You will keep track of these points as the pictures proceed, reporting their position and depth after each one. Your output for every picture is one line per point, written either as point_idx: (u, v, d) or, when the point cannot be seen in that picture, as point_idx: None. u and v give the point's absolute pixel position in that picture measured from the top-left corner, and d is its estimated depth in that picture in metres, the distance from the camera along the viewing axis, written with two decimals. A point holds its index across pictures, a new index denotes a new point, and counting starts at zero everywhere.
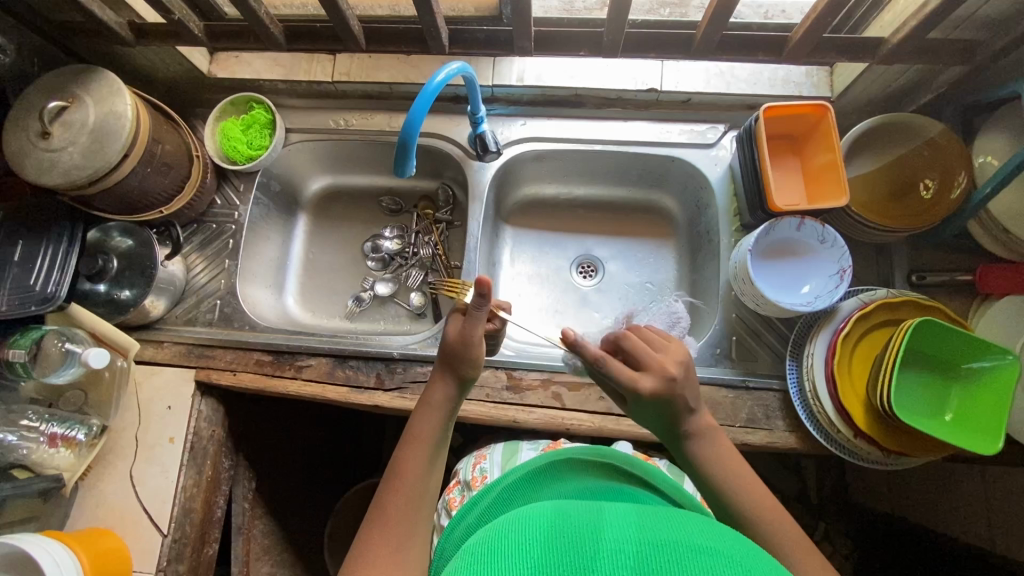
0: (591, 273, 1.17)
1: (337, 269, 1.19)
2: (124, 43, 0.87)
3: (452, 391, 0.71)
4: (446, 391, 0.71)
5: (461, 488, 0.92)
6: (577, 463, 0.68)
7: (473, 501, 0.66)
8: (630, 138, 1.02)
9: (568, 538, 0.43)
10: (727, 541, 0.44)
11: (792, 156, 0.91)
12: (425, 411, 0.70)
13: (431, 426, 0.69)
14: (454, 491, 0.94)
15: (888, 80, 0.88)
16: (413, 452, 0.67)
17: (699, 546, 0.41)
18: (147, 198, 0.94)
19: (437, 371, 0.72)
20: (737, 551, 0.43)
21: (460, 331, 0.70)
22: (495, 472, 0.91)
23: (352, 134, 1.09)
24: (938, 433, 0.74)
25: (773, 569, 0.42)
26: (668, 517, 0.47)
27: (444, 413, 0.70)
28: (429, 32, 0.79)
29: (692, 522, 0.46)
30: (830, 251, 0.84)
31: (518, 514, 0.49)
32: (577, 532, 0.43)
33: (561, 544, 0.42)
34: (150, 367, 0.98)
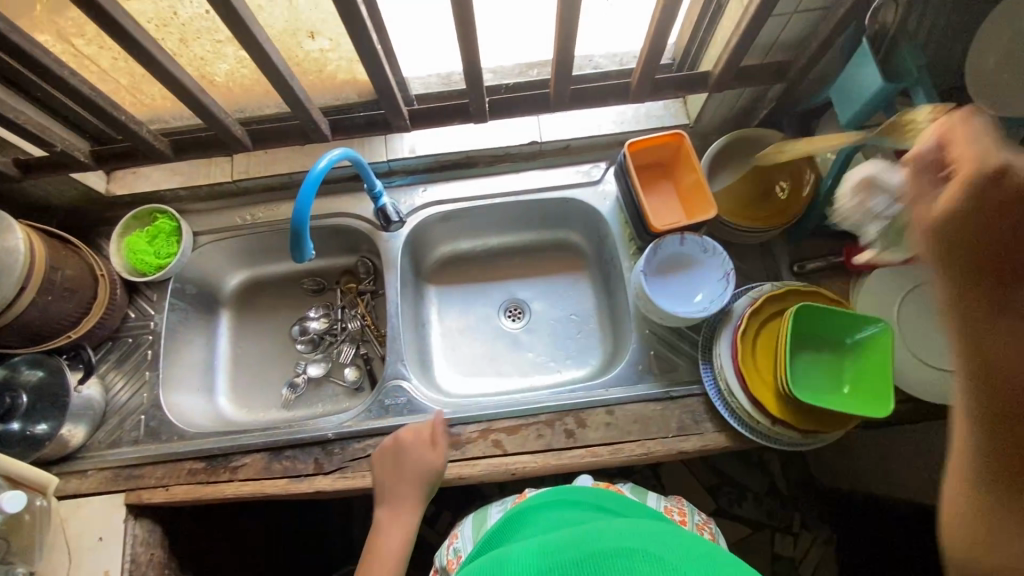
0: (518, 315, 1.21)
1: (268, 360, 1.19)
2: (10, 179, 0.88)
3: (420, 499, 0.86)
4: (414, 505, 0.84)
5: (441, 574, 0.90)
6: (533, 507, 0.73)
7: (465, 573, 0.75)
8: (525, 187, 1.10)
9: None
10: (676, 550, 0.50)
11: (666, 180, 1.00)
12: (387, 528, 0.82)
13: (394, 545, 0.81)
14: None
15: (731, 103, 1.00)
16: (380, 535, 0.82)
17: (636, 552, 0.49)
18: (52, 325, 0.92)
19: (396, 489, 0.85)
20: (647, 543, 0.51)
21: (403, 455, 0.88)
22: (469, 548, 0.88)
23: (260, 227, 1.11)
24: (838, 407, 0.80)
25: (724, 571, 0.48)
26: (637, 528, 0.54)
27: (405, 530, 0.82)
28: (308, 124, 0.85)
29: (658, 534, 0.53)
30: (713, 259, 0.92)
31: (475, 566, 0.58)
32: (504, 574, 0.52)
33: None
34: (75, 501, 0.94)
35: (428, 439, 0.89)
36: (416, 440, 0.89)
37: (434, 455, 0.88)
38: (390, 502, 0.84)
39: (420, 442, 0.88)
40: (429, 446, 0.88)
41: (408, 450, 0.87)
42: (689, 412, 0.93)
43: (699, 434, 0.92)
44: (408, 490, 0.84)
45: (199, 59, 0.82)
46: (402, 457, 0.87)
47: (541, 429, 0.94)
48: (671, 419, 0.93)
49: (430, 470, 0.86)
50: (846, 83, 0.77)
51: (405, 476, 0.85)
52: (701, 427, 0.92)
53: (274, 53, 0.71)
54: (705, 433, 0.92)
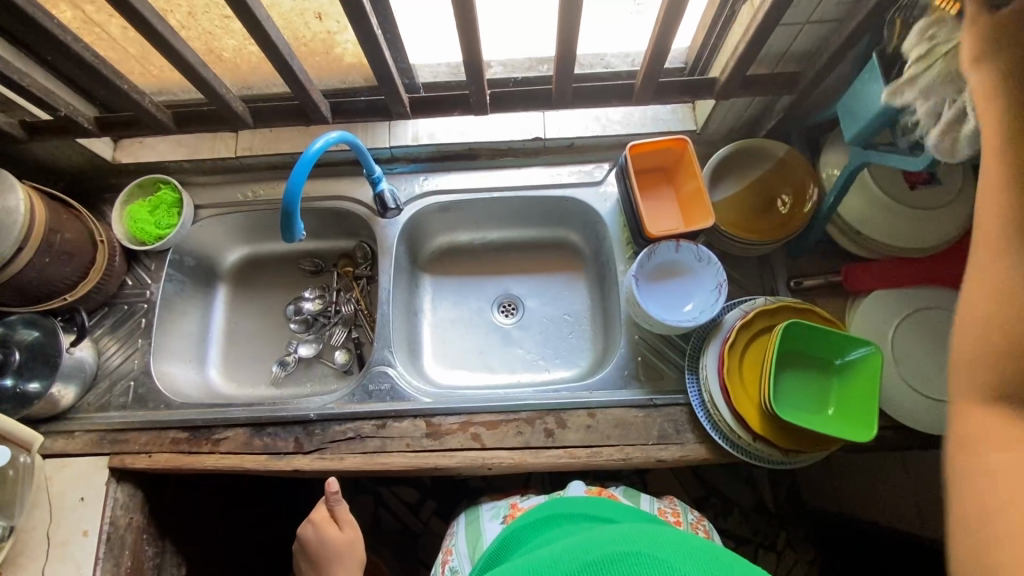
0: (511, 311, 1.21)
1: (261, 336, 1.21)
2: (16, 141, 0.90)
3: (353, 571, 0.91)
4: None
5: None
6: (524, 523, 0.74)
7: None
8: (526, 183, 1.10)
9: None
10: (665, 544, 0.50)
11: (667, 185, 0.99)
12: None
13: None
14: None
15: (740, 111, 0.98)
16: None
17: (626, 553, 0.49)
18: (48, 287, 0.94)
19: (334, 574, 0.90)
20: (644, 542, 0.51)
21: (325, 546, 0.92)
22: (465, 565, 0.90)
23: (261, 205, 1.12)
24: (820, 428, 0.79)
25: (718, 563, 0.48)
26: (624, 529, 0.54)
27: None
28: (309, 106, 0.85)
29: (643, 530, 0.53)
30: (707, 269, 0.91)
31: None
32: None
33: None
34: (60, 459, 0.96)
35: (328, 527, 0.94)
36: (314, 527, 0.94)
37: (345, 531, 0.93)
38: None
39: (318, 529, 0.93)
40: (330, 526, 0.93)
41: (313, 540, 0.93)
42: (671, 421, 0.93)
43: (679, 444, 0.91)
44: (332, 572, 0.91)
45: (207, 33, 0.82)
46: (321, 538, 0.92)
47: (521, 426, 0.93)
48: (653, 426, 0.92)
49: (343, 546, 0.92)
50: (854, 101, 0.76)
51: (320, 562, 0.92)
52: (682, 437, 0.91)
53: (274, 31, 0.71)
54: (685, 443, 0.91)
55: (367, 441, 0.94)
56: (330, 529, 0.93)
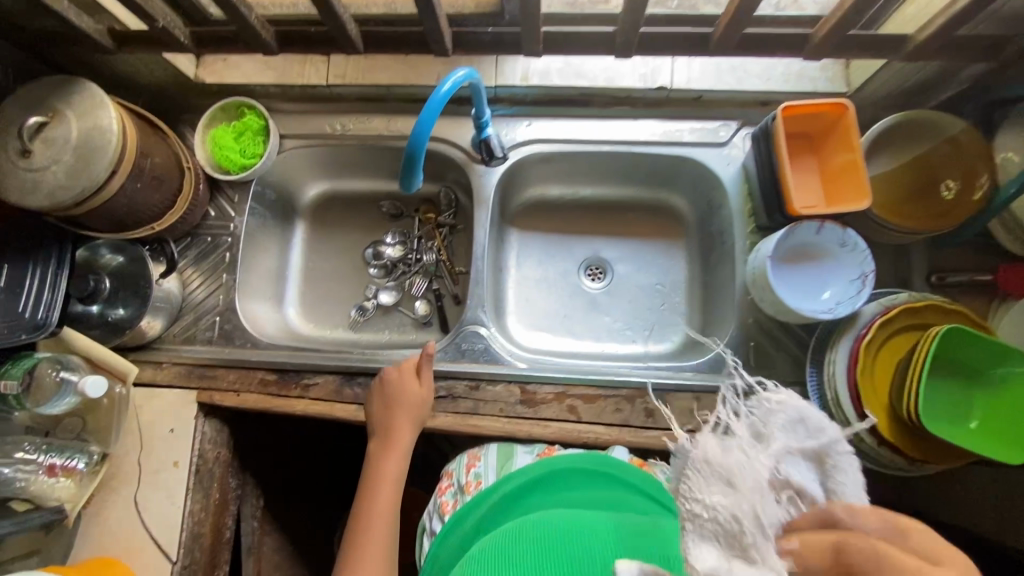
0: (599, 275, 1.14)
1: (339, 279, 1.16)
2: (105, 50, 0.82)
3: (410, 428, 0.86)
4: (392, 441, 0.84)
5: (455, 492, 0.81)
6: (570, 472, 0.71)
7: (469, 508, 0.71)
8: (640, 138, 0.99)
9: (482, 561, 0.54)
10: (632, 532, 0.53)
11: (809, 156, 0.89)
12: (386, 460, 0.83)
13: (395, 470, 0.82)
14: (445, 494, 0.83)
15: (908, 75, 0.85)
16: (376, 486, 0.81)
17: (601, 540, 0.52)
18: (138, 214, 0.89)
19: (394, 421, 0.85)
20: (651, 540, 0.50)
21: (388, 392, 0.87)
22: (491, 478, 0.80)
23: (349, 139, 1.04)
24: (968, 444, 0.73)
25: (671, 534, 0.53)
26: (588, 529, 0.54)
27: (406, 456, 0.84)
28: (432, 36, 0.74)
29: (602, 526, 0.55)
30: (850, 256, 0.82)
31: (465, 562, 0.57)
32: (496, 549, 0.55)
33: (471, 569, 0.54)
34: (149, 390, 0.95)
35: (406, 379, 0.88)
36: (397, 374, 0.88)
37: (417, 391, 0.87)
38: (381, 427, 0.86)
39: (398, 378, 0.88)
40: (409, 377, 0.88)
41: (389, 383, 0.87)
42: None
43: None
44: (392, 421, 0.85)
45: None
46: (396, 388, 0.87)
47: (620, 403, 0.89)
48: None
49: (415, 401, 0.86)
50: None
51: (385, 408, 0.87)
52: None
53: None
54: None
55: (460, 402, 0.90)
56: (405, 377, 0.88)
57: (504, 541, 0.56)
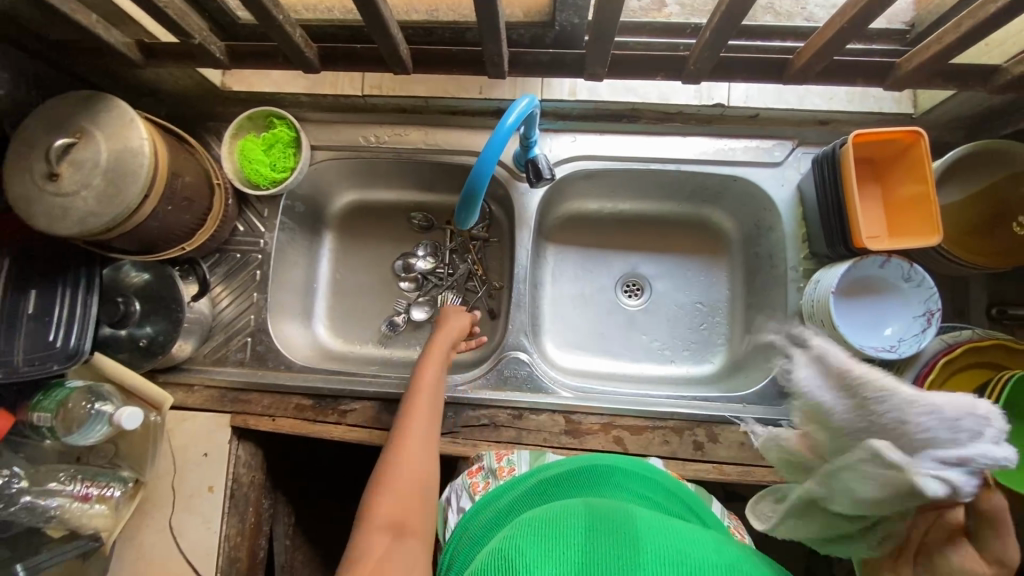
0: (637, 292, 1.11)
1: (369, 292, 1.13)
2: (133, 64, 0.76)
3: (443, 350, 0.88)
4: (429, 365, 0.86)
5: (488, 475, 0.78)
6: (607, 469, 0.70)
7: (502, 491, 0.72)
8: (690, 156, 0.95)
9: (557, 540, 0.51)
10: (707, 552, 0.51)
11: (872, 182, 0.85)
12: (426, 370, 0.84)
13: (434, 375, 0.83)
14: (476, 475, 0.81)
15: (985, 100, 0.80)
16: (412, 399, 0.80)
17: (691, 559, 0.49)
18: (168, 236, 0.85)
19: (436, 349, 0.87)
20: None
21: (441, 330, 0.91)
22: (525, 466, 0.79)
23: (384, 152, 0.99)
24: None
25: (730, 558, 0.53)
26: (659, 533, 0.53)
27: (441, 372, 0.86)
28: (490, 58, 0.69)
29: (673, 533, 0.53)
30: (915, 292, 0.79)
31: (510, 529, 0.57)
32: (583, 535, 0.51)
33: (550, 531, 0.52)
34: (181, 413, 0.92)
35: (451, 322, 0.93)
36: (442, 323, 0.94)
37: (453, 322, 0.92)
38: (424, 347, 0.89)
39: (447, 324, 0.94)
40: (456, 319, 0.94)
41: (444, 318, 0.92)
42: None
43: None
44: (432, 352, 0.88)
45: None
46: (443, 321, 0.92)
47: (668, 435, 0.87)
48: None
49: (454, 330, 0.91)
50: None
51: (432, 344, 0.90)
52: None
53: None
54: None
55: (502, 431, 0.88)
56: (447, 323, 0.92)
57: (554, 514, 0.55)
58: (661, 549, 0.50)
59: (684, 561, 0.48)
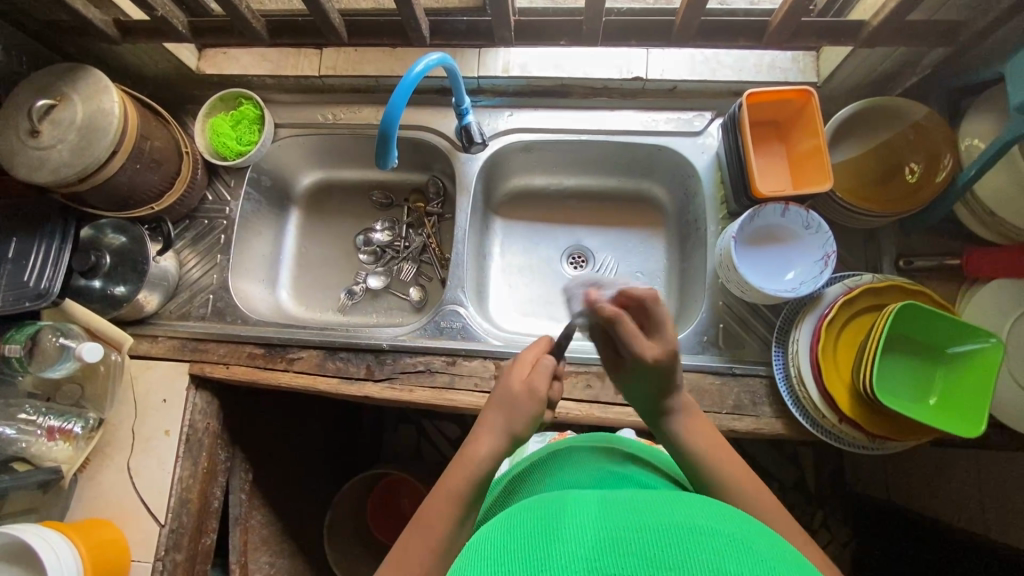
0: (581, 263, 1.16)
1: (331, 263, 1.21)
2: (110, 40, 0.88)
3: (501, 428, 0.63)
4: (492, 439, 0.63)
5: None
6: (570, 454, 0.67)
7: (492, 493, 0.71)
8: (616, 127, 1.03)
9: (494, 559, 0.40)
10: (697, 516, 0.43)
11: (778, 142, 0.92)
12: (459, 461, 0.63)
13: (484, 455, 0.62)
14: None
15: (874, 64, 0.88)
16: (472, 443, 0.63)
17: (681, 529, 0.40)
18: (137, 194, 0.95)
19: (492, 421, 0.64)
20: (728, 524, 0.42)
21: (525, 386, 0.65)
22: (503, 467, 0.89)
23: (340, 128, 1.09)
24: (921, 417, 0.74)
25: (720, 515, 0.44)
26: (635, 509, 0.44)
27: (484, 467, 0.62)
28: (409, 24, 0.79)
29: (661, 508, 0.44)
30: (814, 237, 0.85)
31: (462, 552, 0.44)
32: (511, 540, 0.42)
33: (490, 540, 0.43)
34: (145, 361, 1.00)
35: (537, 377, 0.66)
36: (518, 362, 0.69)
37: (540, 382, 0.65)
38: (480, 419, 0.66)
39: (522, 372, 0.67)
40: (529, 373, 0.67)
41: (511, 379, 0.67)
42: (749, 392, 0.89)
43: (755, 416, 0.88)
44: (500, 419, 0.64)
45: None
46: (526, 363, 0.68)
47: (590, 380, 0.92)
48: (729, 395, 0.89)
49: (520, 402, 0.64)
50: None
51: (501, 409, 0.65)
52: (758, 409, 0.88)
53: None
54: (761, 416, 0.87)
55: (437, 376, 0.94)
56: (541, 375, 0.66)
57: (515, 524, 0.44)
58: (599, 531, 0.41)
59: (635, 540, 0.39)
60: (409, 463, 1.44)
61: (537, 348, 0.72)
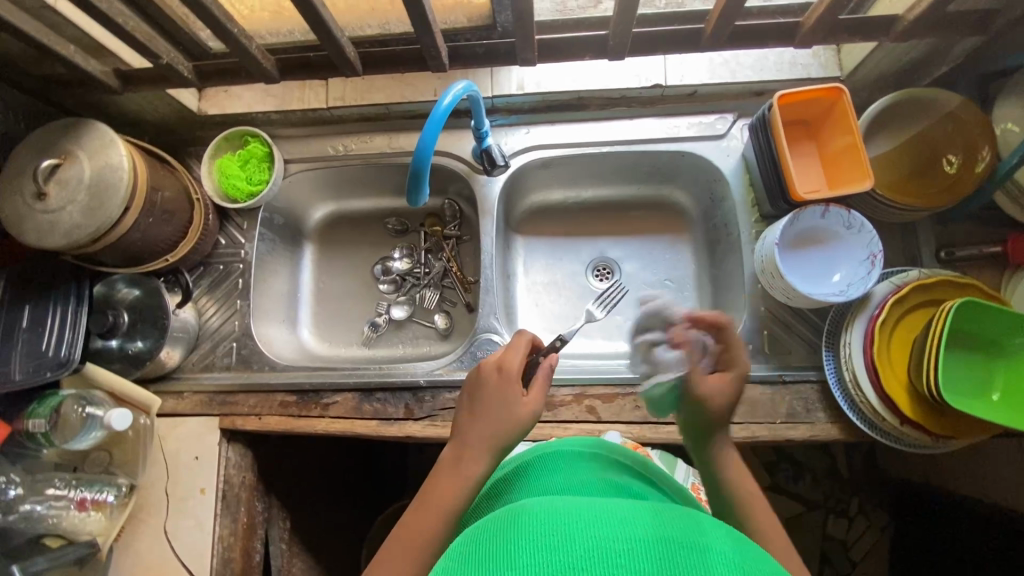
0: (607, 275, 1.14)
1: (351, 296, 1.17)
2: (111, 91, 0.84)
3: (487, 446, 0.62)
4: (481, 459, 0.61)
5: None
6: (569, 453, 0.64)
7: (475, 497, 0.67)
8: (637, 136, 1.00)
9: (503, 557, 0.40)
10: (712, 535, 0.43)
11: (807, 141, 0.90)
12: (446, 471, 0.61)
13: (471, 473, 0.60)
14: None
15: (901, 54, 0.86)
16: (460, 461, 0.61)
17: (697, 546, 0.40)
18: (151, 247, 0.91)
19: (478, 439, 0.62)
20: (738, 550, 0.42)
21: (511, 401, 0.64)
22: None
23: (352, 159, 1.06)
24: (991, 416, 0.72)
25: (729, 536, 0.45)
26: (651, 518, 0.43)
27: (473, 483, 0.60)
28: (428, 52, 0.76)
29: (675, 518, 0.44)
30: (857, 237, 0.83)
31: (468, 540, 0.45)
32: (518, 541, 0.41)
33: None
34: (172, 419, 0.96)
35: (533, 396, 0.66)
36: (499, 379, 0.66)
37: (529, 400, 0.66)
38: (460, 431, 0.64)
39: (509, 383, 0.66)
40: (515, 387, 0.66)
41: (495, 390, 0.65)
42: (801, 399, 0.87)
43: (810, 423, 0.86)
44: (488, 438, 0.62)
45: None
46: (508, 369, 0.67)
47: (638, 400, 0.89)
48: (782, 404, 0.87)
49: (511, 420, 0.63)
50: None
51: (486, 427, 0.63)
52: (813, 416, 0.86)
53: None
54: (816, 423, 0.86)
55: None
56: (531, 394, 0.66)
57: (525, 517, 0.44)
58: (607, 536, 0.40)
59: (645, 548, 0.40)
60: None
61: (521, 351, 0.69)
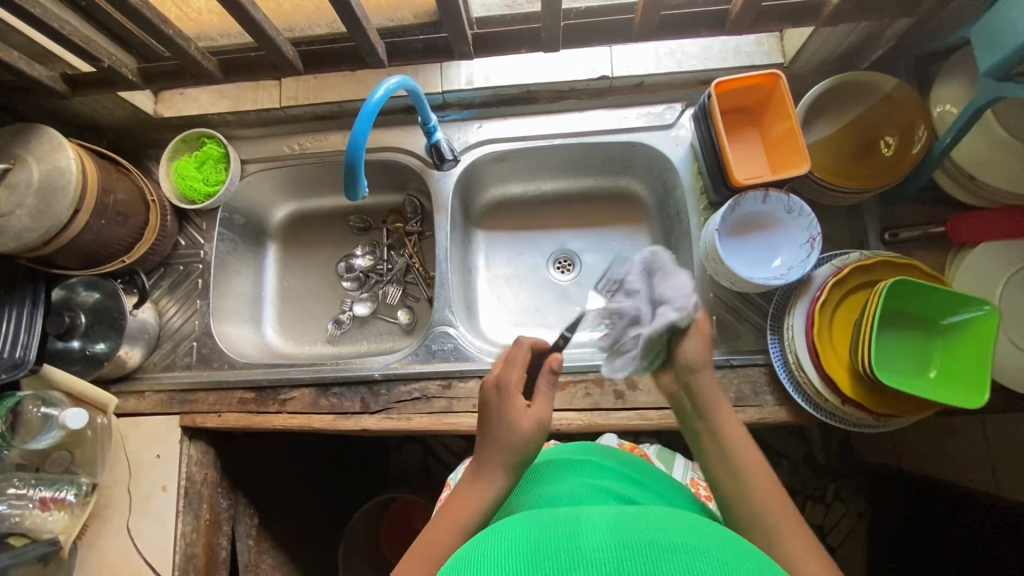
0: (568, 267, 1.14)
1: (314, 295, 1.18)
2: (61, 96, 0.85)
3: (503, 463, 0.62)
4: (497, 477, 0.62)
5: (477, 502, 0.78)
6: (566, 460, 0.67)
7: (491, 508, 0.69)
8: (588, 128, 1.02)
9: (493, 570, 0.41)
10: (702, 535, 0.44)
11: (750, 128, 0.91)
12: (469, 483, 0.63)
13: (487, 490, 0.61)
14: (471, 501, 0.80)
15: (839, 40, 0.87)
16: (480, 477, 0.62)
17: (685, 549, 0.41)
18: (107, 248, 0.93)
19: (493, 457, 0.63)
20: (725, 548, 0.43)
21: (514, 413, 0.65)
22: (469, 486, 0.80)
23: (309, 158, 1.07)
24: (924, 393, 0.73)
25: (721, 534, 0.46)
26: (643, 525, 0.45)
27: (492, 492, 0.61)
28: (364, 49, 0.77)
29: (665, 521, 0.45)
30: (797, 221, 0.84)
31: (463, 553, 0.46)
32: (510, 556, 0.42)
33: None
34: (133, 419, 0.97)
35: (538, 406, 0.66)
36: (498, 396, 0.67)
37: (538, 410, 0.66)
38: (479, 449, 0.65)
39: (511, 396, 0.66)
40: (516, 397, 0.66)
41: (496, 406, 0.66)
42: (749, 382, 0.88)
43: (758, 406, 0.87)
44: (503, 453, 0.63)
45: None
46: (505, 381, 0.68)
47: (589, 387, 0.90)
48: (730, 388, 0.88)
49: (519, 433, 0.63)
50: (998, 25, 0.65)
51: (504, 444, 0.63)
52: (760, 399, 0.87)
53: None
54: (764, 405, 0.86)
55: (434, 401, 0.92)
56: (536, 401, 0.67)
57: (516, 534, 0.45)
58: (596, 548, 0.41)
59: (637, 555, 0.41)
60: (418, 485, 1.41)
61: (515, 364, 0.69)
